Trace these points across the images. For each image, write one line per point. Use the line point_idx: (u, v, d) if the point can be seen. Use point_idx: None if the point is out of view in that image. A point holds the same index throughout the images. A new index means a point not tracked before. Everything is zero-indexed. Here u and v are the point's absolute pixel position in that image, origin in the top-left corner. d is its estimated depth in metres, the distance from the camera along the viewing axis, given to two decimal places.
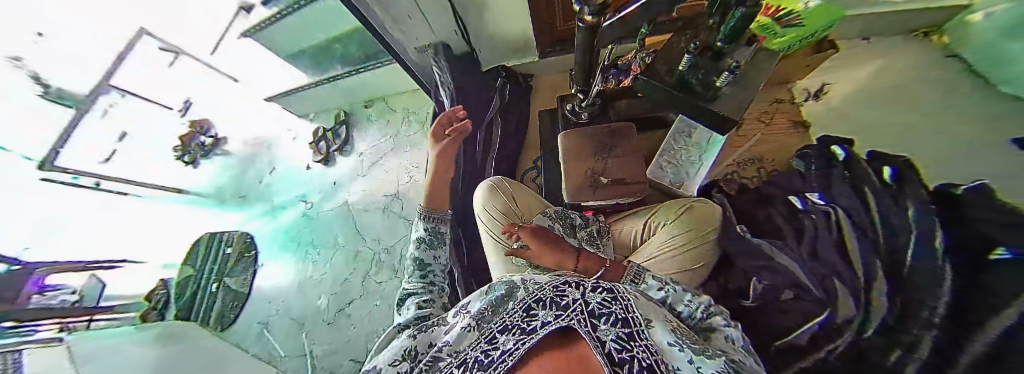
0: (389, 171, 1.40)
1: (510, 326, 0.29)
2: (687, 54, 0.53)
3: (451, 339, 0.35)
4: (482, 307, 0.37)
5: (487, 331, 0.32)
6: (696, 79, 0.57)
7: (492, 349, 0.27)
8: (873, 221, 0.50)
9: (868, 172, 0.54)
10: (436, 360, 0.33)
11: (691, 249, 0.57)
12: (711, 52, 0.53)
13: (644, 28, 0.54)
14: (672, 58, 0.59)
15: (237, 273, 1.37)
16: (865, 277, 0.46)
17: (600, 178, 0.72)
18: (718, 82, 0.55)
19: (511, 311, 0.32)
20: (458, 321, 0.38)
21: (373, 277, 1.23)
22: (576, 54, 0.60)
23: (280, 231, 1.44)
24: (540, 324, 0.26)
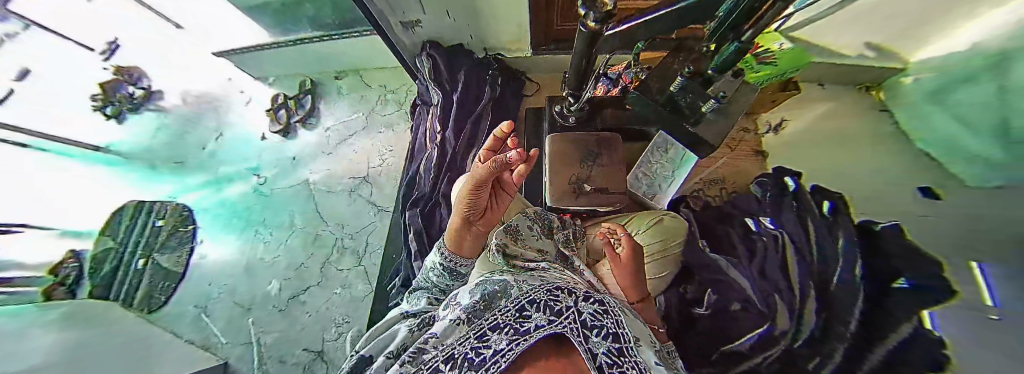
0: (361, 152, 1.32)
1: (507, 324, 0.33)
2: (680, 77, 0.55)
3: (439, 332, 0.37)
4: (472, 302, 0.40)
5: (478, 326, 0.35)
6: (685, 100, 0.59)
7: (486, 346, 0.31)
8: (810, 248, 0.58)
9: (810, 202, 0.62)
10: (421, 351, 0.34)
11: (659, 261, 0.64)
12: (702, 78, 0.55)
13: (642, 43, 0.56)
14: (665, 75, 0.60)
15: (169, 249, 1.21)
16: (800, 293, 0.54)
17: (583, 186, 0.74)
18: (704, 107, 0.59)
19: (505, 311, 0.36)
20: (445, 315, 0.41)
21: (335, 264, 1.16)
22: (573, 56, 0.61)
23: (227, 206, 1.29)
24: (537, 329, 0.30)
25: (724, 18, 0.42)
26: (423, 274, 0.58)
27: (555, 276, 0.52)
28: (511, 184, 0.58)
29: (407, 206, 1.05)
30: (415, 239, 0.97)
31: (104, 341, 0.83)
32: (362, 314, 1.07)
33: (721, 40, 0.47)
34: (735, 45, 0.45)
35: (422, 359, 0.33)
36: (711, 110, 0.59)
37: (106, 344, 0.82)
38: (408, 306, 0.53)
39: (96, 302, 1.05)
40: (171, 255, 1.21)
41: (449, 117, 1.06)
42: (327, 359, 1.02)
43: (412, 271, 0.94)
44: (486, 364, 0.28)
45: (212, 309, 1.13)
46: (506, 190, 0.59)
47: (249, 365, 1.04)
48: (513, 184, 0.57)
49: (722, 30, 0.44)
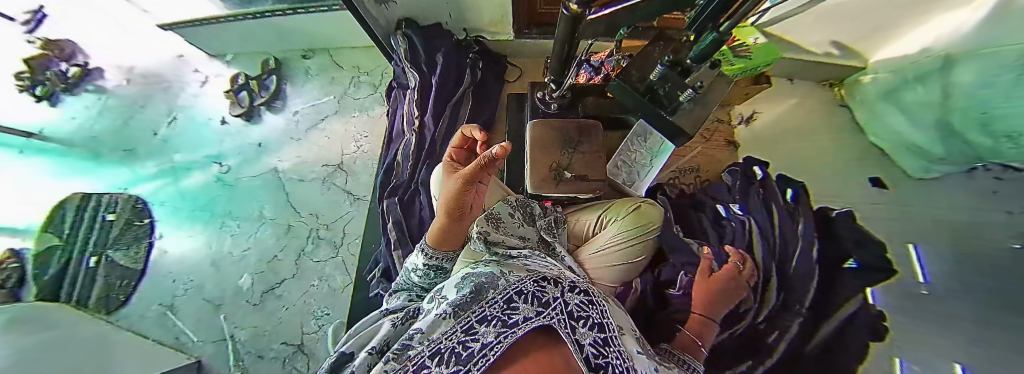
0: (334, 138, 1.25)
1: (497, 316, 0.35)
2: (661, 65, 0.56)
3: (424, 327, 0.36)
4: (457, 298, 0.41)
5: (466, 320, 0.36)
6: (663, 89, 0.60)
7: (473, 339, 0.31)
8: (773, 230, 0.62)
9: (777, 191, 0.67)
10: (405, 348, 0.33)
11: (634, 249, 0.67)
12: (679, 67, 0.56)
13: (625, 30, 0.55)
14: (644, 66, 0.62)
15: (123, 245, 1.12)
16: (764, 273, 0.60)
17: (563, 173, 0.75)
18: (682, 97, 0.59)
19: (494, 303, 0.38)
20: (430, 311, 0.41)
21: (310, 255, 1.10)
22: (554, 43, 0.60)
23: (187, 197, 1.20)
24: (532, 324, 0.33)
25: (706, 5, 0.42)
26: (410, 269, 0.55)
27: (539, 259, 0.56)
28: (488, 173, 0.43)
29: (384, 194, 1.03)
30: (395, 228, 0.94)
31: (30, 344, 0.72)
32: (342, 307, 1.05)
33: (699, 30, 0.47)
34: (712, 35, 0.43)
35: (405, 355, 0.32)
36: (687, 100, 0.60)
37: (37, 347, 0.73)
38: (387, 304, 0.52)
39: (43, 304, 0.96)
40: (125, 254, 1.11)
41: (428, 102, 1.02)
42: (307, 352, 1.00)
43: (392, 260, 0.92)
44: (477, 355, 0.28)
45: (182, 307, 1.07)
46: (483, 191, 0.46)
47: (224, 362, 1.00)
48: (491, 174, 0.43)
49: (702, 18, 0.45)
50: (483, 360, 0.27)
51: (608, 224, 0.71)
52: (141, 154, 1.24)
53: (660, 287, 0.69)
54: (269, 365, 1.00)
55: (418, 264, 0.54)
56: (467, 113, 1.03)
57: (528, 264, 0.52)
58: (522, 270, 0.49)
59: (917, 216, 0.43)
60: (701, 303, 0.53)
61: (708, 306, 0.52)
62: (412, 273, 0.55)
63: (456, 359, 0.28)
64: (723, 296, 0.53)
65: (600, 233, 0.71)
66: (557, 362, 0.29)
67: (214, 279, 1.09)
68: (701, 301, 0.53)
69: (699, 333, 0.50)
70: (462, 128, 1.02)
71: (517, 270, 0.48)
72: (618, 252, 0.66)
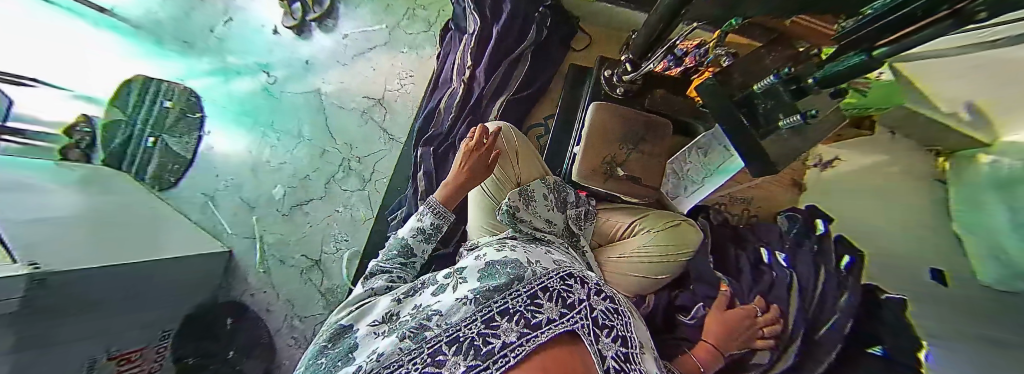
0: (380, 72, 1.22)
1: (520, 311, 0.37)
2: (774, 75, 0.44)
3: (443, 310, 0.42)
4: (480, 283, 0.45)
5: (487, 309, 0.39)
6: (763, 107, 0.49)
7: (492, 334, 0.35)
8: (814, 289, 0.58)
9: (831, 252, 0.59)
10: (423, 329, 0.39)
11: (657, 264, 0.68)
12: (796, 85, 0.43)
13: (737, 21, 0.47)
14: (751, 71, 0.52)
15: (177, 134, 1.21)
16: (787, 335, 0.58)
17: (616, 170, 0.74)
18: (782, 121, 0.46)
19: (517, 295, 0.40)
20: (449, 291, 0.46)
21: (340, 183, 1.17)
22: (651, 18, 0.53)
23: (236, 100, 1.25)
24: (560, 327, 0.34)
25: (871, 15, 0.29)
26: (400, 242, 0.61)
27: (558, 250, 0.57)
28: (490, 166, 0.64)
29: (420, 142, 1.03)
30: (426, 178, 0.95)
31: (86, 213, 0.84)
32: (360, 237, 1.11)
33: (843, 44, 0.34)
34: (860, 57, 0.31)
35: (424, 336, 0.38)
36: (787, 125, 0.46)
37: (88, 216, 0.83)
38: (371, 283, 0.55)
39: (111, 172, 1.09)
40: (179, 141, 1.22)
41: (483, 54, 0.96)
42: (322, 269, 1.10)
43: (416, 208, 0.94)
44: (497, 354, 0.32)
45: (222, 199, 1.17)
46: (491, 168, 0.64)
47: (251, 258, 1.12)
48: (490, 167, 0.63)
49: (853, 29, 0.31)
50: (502, 360, 0.31)
51: (638, 232, 0.71)
52: (197, 48, 1.27)
53: (671, 309, 0.69)
54: (288, 271, 1.11)
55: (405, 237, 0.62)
56: (522, 75, 0.96)
57: (555, 258, 0.52)
58: (551, 261, 0.50)
59: (957, 330, 0.40)
60: (717, 335, 0.56)
61: (722, 341, 0.55)
62: (408, 255, 0.61)
63: (475, 352, 0.33)
64: (737, 334, 0.56)
65: (630, 239, 0.71)
66: (577, 364, 0.31)
67: (252, 182, 1.19)
68: (716, 334, 0.56)
69: (706, 360, 0.55)
70: (513, 91, 0.95)
71: (545, 261, 0.49)
72: (645, 263, 0.68)
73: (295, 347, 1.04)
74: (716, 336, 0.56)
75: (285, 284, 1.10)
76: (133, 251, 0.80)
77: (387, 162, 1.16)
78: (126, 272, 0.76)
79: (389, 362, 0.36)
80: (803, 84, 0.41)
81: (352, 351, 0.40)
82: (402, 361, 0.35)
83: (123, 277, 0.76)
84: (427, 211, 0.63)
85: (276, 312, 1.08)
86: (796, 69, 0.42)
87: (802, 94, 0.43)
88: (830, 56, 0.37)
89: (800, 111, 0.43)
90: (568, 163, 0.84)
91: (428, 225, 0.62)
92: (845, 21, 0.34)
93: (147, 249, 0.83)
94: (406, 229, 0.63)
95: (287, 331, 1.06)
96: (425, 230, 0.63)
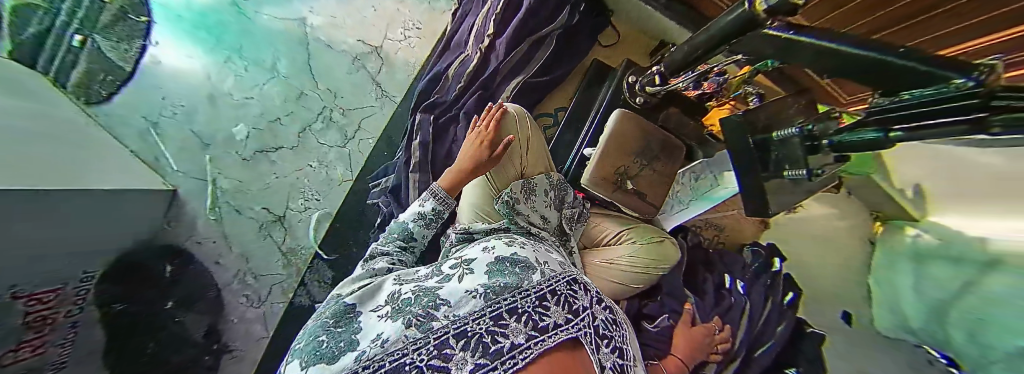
0: (381, 15, 1.10)
1: (528, 312, 0.36)
2: (796, 127, 0.48)
3: (451, 300, 0.38)
4: (488, 277, 0.42)
5: (496, 304, 0.37)
6: (777, 154, 0.53)
7: (502, 335, 0.33)
8: (760, 317, 0.69)
9: (779, 287, 0.72)
10: (429, 317, 0.36)
11: (637, 275, 0.73)
12: (811, 144, 0.47)
13: (774, 62, 0.50)
14: (776, 116, 0.55)
15: (112, 37, 1.04)
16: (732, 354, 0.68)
17: (625, 183, 0.77)
18: (786, 171, 0.52)
19: (526, 294, 0.39)
20: (454, 280, 0.42)
21: (317, 134, 1.06)
22: (700, 35, 0.55)
23: (196, 10, 1.10)
24: (566, 334, 0.35)
25: (908, 100, 0.31)
26: (396, 228, 0.61)
27: (551, 248, 0.58)
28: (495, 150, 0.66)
29: (419, 107, 0.95)
30: (424, 149, 0.88)
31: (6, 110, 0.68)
32: (334, 198, 1.03)
33: (871, 118, 0.37)
34: (876, 134, 0.35)
35: (430, 326, 0.35)
36: (790, 176, 0.52)
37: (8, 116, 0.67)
38: (373, 264, 0.54)
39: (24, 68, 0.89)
40: (117, 52, 1.05)
41: (507, 25, 0.90)
42: (286, 226, 1.02)
43: (406, 181, 0.87)
44: (505, 354, 0.31)
45: (169, 126, 1.03)
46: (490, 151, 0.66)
47: (201, 202, 1.02)
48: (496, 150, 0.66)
49: (883, 110, 0.34)
50: (510, 362, 0.30)
51: (627, 242, 0.76)
52: None
53: (638, 316, 0.77)
54: (245, 223, 1.02)
55: (406, 225, 0.61)
56: (544, 59, 0.91)
57: (560, 262, 0.52)
58: (556, 262, 0.50)
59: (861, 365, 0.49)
60: (682, 350, 0.65)
61: (685, 355, 0.64)
62: (410, 238, 0.61)
63: (484, 350, 0.32)
64: (698, 351, 0.65)
65: (616, 247, 0.76)
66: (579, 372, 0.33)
67: (208, 115, 1.05)
68: (682, 349, 0.65)
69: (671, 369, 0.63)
70: (530, 74, 0.91)
71: (551, 261, 0.49)
72: (630, 274, 0.73)
73: (247, 305, 0.99)
74: (682, 351, 0.64)
75: (238, 234, 1.02)
76: (54, 176, 0.66)
77: (376, 120, 1.06)
78: (56, 199, 0.64)
79: (393, 350, 0.33)
80: (818, 143, 0.46)
81: (357, 335, 0.36)
82: (406, 351, 0.32)
83: (54, 205, 0.64)
84: (429, 197, 0.63)
85: (227, 266, 1.00)
86: (817, 128, 0.46)
87: (814, 151, 0.47)
88: (848, 125, 0.41)
89: (807, 167, 0.49)
90: (571, 162, 0.85)
91: (429, 210, 0.62)
92: (880, 98, 0.37)
93: (61, 176, 0.68)
94: (407, 214, 0.63)
95: (238, 287, 1.00)
96: (425, 215, 0.62)
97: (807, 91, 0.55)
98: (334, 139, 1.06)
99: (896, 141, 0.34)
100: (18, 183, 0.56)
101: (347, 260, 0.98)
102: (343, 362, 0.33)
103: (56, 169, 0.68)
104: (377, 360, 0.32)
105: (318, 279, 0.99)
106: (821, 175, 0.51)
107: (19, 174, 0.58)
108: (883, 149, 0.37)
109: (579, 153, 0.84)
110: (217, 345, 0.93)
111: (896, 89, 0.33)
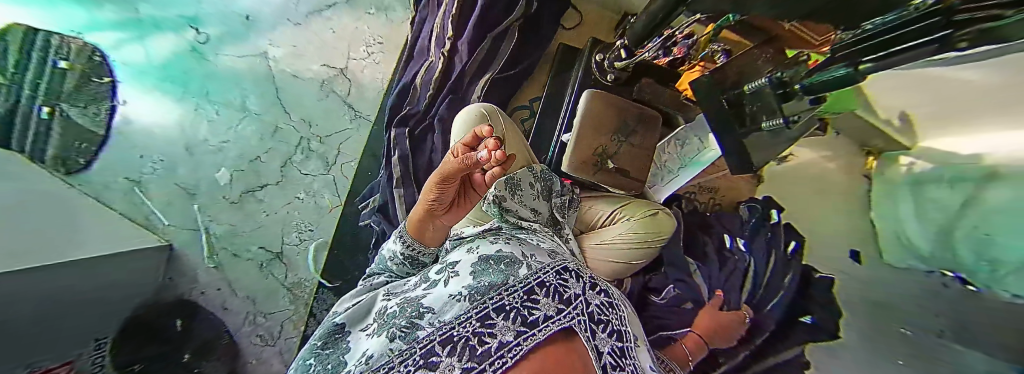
0: (341, 35, 1.09)
1: (516, 308, 0.35)
2: (767, 77, 0.47)
3: (435, 307, 0.37)
4: (474, 277, 0.40)
5: (481, 305, 0.35)
6: (750, 108, 0.53)
7: (490, 334, 0.32)
8: (764, 274, 0.73)
9: (780, 240, 0.73)
10: (414, 327, 0.35)
11: (635, 250, 0.73)
12: (783, 92, 0.46)
13: (734, 15, 0.48)
14: (748, 68, 0.53)
15: (80, 103, 1.06)
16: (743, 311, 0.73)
17: (606, 163, 0.76)
18: (764, 124, 0.51)
19: (512, 290, 0.37)
20: (440, 286, 0.41)
21: (298, 166, 1.06)
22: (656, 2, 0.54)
23: (159, 63, 1.10)
24: (556, 325, 0.33)
25: (872, 29, 0.29)
26: (380, 262, 0.56)
27: (544, 238, 0.57)
28: (484, 183, 0.47)
29: (392, 121, 0.95)
30: (403, 163, 0.88)
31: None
32: (327, 225, 1.04)
33: (837, 55, 0.36)
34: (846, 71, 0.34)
35: (415, 336, 0.34)
36: (768, 128, 0.50)
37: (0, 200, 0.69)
38: (371, 280, 0.54)
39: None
40: (87, 117, 1.06)
41: (465, 26, 0.89)
42: (286, 261, 1.03)
43: (391, 197, 0.88)
44: (493, 354, 0.30)
45: (156, 183, 1.06)
46: (477, 188, 0.49)
47: (199, 252, 1.05)
48: (487, 184, 0.47)
49: (850, 43, 0.33)
50: (499, 362, 0.30)
51: (620, 220, 0.75)
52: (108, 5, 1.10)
53: (645, 291, 0.83)
54: (245, 264, 1.04)
55: (394, 253, 0.53)
56: (508, 52, 0.90)
57: (556, 253, 0.50)
58: (548, 252, 0.49)
59: (881, 307, 0.47)
60: (705, 327, 0.71)
61: (707, 332, 0.71)
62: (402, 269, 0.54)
63: (470, 353, 0.31)
64: (721, 330, 0.71)
65: (611, 226, 0.75)
66: (574, 364, 0.31)
67: (192, 166, 1.07)
68: (705, 326, 0.71)
69: (691, 343, 0.70)
70: (496, 71, 0.90)
71: (541, 253, 0.47)
72: (626, 251, 0.73)
73: (262, 344, 1.02)
74: (704, 328, 0.71)
75: (240, 279, 1.04)
76: (43, 254, 0.66)
77: (355, 141, 1.06)
78: (51, 274, 0.65)
79: (378, 365, 0.33)
80: (791, 90, 0.45)
81: (344, 355, 0.38)
82: (394, 363, 0.32)
83: (50, 282, 0.65)
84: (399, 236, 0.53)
85: (236, 309, 1.03)
86: (787, 75, 0.45)
87: (787, 99, 0.46)
88: (819, 64, 0.39)
89: (783, 115, 0.47)
90: (553, 150, 0.84)
91: (401, 254, 0.52)
92: (843, 32, 0.35)
93: (52, 252, 0.69)
94: (393, 242, 0.54)
95: (250, 328, 1.02)
96: (402, 255, 0.53)
97: (776, 38, 0.53)
98: (316, 168, 1.06)
99: (864, 74, 0.32)
100: (12, 266, 0.57)
101: (350, 285, 0.99)
102: None
103: (45, 247, 0.69)
104: None
105: (327, 308, 1.00)
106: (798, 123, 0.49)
107: (5, 257, 0.58)
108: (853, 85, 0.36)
109: (559, 140, 0.83)
110: None
111: (856, 22, 0.31)
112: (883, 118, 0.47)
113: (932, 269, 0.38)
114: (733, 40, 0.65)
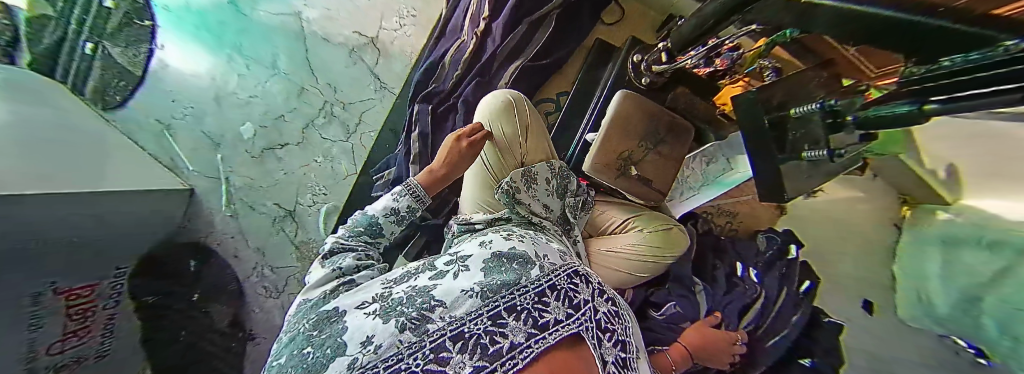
0: (375, 4, 1.08)
1: (527, 309, 0.34)
2: (818, 103, 0.44)
3: (447, 301, 0.36)
4: (485, 274, 0.40)
5: (493, 303, 0.35)
6: (793, 135, 0.50)
7: (498, 335, 0.31)
8: (773, 306, 0.69)
9: (796, 275, 0.69)
10: (424, 320, 0.34)
11: (645, 264, 0.71)
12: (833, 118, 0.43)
13: (793, 32, 0.45)
14: (795, 92, 0.50)
15: (120, 42, 1.10)
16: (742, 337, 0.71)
17: (629, 169, 0.74)
18: (805, 153, 0.48)
19: (524, 291, 0.36)
20: (449, 278, 0.40)
21: (320, 129, 1.07)
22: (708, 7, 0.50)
23: (196, 11, 1.12)
24: (567, 330, 0.33)
25: (945, 65, 0.26)
26: (349, 237, 0.53)
27: (552, 237, 0.56)
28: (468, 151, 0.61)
29: (416, 97, 0.94)
30: (424, 140, 0.88)
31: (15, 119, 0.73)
32: (341, 192, 1.05)
33: (904, 88, 0.32)
34: (911, 109, 0.30)
35: (425, 329, 0.33)
36: (808, 157, 0.47)
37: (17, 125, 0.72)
38: (337, 261, 0.48)
39: (41, 77, 0.97)
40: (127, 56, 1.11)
41: (503, 7, 0.87)
42: (296, 220, 1.06)
43: (406, 172, 0.88)
44: (505, 355, 0.30)
45: (186, 129, 1.11)
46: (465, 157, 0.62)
47: (217, 200, 1.09)
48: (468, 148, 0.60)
49: (921, 80, 0.29)
50: (510, 363, 0.29)
51: (632, 230, 0.73)
52: None
53: (645, 304, 0.83)
54: (259, 218, 1.08)
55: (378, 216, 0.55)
56: (543, 42, 0.87)
57: (564, 254, 0.49)
58: (558, 253, 0.48)
59: (881, 360, 0.46)
60: (695, 339, 0.67)
61: (695, 344, 0.67)
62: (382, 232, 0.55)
63: (482, 351, 0.30)
64: (713, 344, 0.66)
65: (621, 235, 0.74)
66: (581, 369, 0.31)
67: (219, 116, 1.10)
68: (695, 338, 0.67)
69: (677, 354, 0.66)
70: (528, 58, 0.87)
71: (551, 253, 0.47)
72: (635, 263, 0.71)
73: (265, 295, 1.06)
74: (694, 341, 0.67)
75: (253, 232, 1.08)
76: (54, 180, 0.69)
77: (377, 112, 1.06)
78: (64, 203, 0.68)
79: (388, 354, 0.31)
80: (841, 120, 0.42)
81: (344, 337, 0.34)
82: (402, 356, 0.30)
83: (57, 211, 0.66)
84: (404, 192, 0.57)
85: (245, 259, 1.07)
86: (842, 103, 0.42)
87: (836, 129, 0.43)
88: (876, 99, 0.37)
89: (828, 146, 0.44)
90: (574, 148, 0.83)
91: (404, 207, 0.56)
92: (915, 65, 0.32)
93: (72, 182, 0.72)
94: (377, 206, 0.56)
95: (255, 279, 1.07)
96: (396, 211, 0.56)
97: (832, 63, 0.49)
98: (336, 134, 1.07)
99: (931, 115, 0.29)
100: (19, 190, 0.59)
101: None
102: (334, 368, 0.31)
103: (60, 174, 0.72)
104: (372, 368, 0.30)
105: None
106: (843, 156, 0.46)
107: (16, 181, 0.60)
108: (920, 123, 0.32)
109: (583, 138, 0.82)
110: (242, 333, 1.01)
111: (932, 56, 0.27)
112: (928, 168, 0.44)
113: (945, 334, 0.37)
114: (784, 59, 0.61)
